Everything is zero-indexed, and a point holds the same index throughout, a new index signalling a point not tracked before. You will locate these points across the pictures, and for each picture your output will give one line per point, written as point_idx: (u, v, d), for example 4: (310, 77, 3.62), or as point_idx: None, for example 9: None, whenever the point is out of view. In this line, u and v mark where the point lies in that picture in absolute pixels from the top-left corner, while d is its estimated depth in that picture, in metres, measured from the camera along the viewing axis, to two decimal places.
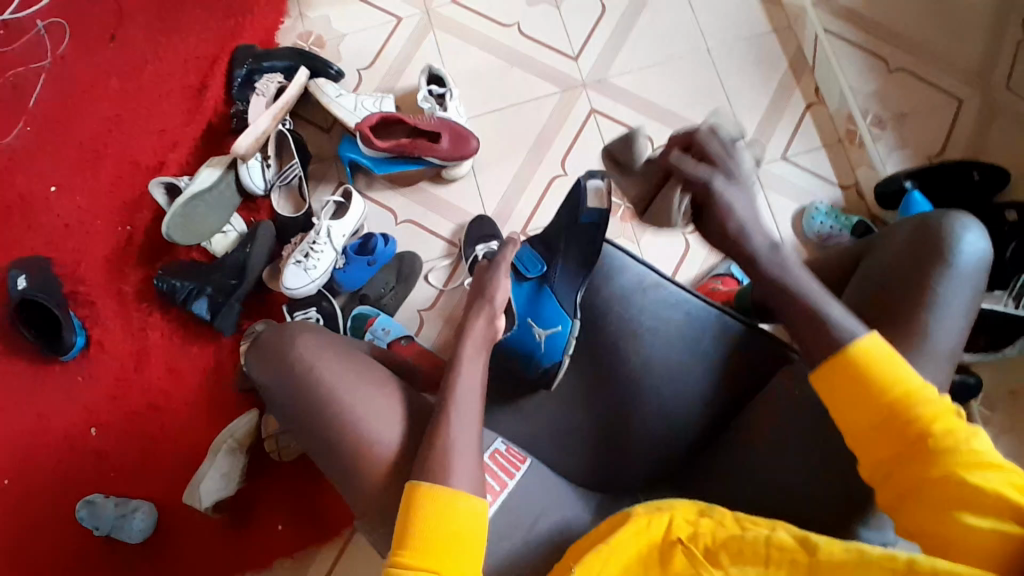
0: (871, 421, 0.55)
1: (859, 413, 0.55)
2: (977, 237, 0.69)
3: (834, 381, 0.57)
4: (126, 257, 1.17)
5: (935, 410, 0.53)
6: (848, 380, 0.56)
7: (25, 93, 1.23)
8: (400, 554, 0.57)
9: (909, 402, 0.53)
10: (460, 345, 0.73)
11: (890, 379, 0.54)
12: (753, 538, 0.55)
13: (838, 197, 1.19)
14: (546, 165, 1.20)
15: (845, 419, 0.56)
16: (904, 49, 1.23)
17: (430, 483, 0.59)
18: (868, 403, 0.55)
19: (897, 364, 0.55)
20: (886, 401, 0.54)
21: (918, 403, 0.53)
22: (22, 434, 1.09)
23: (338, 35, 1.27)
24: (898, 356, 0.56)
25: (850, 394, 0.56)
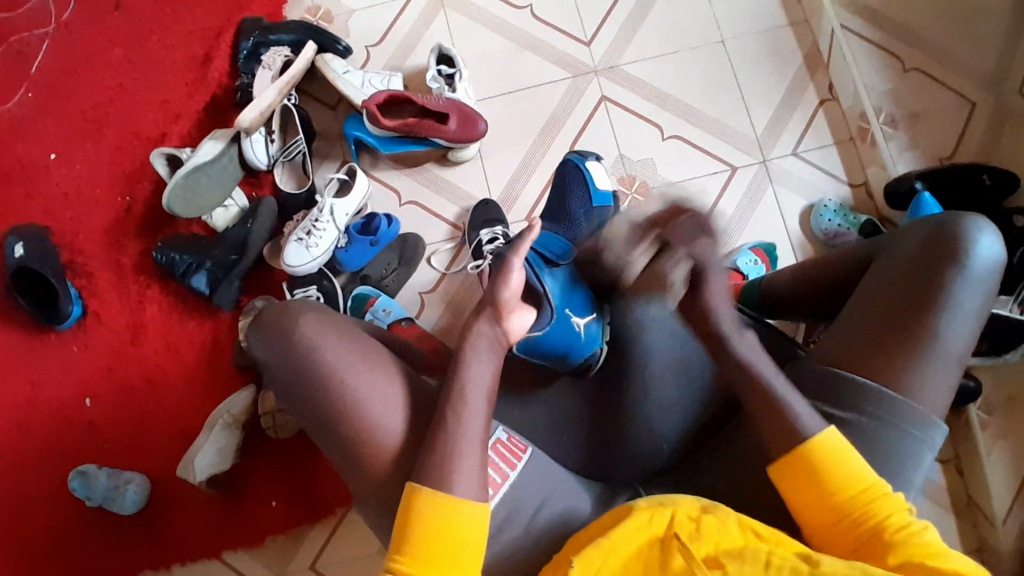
0: (828, 513, 0.60)
1: (818, 505, 0.61)
2: (990, 238, 0.69)
3: (791, 476, 0.62)
4: (127, 228, 1.15)
5: (889, 507, 0.59)
6: (807, 476, 0.61)
7: (27, 58, 1.21)
8: (398, 559, 0.60)
9: (865, 499, 0.59)
10: (462, 344, 0.70)
11: (846, 477, 0.60)
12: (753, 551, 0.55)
13: (846, 195, 1.18)
14: (553, 151, 1.18)
15: (804, 513, 0.62)
16: (922, 48, 1.20)
17: (433, 491, 0.61)
18: (826, 501, 0.60)
19: (851, 459, 0.61)
20: (843, 500, 0.60)
21: (874, 502, 0.59)
22: (16, 402, 1.09)
23: (347, 10, 1.25)
24: (851, 450, 0.61)
25: (807, 488, 0.61)
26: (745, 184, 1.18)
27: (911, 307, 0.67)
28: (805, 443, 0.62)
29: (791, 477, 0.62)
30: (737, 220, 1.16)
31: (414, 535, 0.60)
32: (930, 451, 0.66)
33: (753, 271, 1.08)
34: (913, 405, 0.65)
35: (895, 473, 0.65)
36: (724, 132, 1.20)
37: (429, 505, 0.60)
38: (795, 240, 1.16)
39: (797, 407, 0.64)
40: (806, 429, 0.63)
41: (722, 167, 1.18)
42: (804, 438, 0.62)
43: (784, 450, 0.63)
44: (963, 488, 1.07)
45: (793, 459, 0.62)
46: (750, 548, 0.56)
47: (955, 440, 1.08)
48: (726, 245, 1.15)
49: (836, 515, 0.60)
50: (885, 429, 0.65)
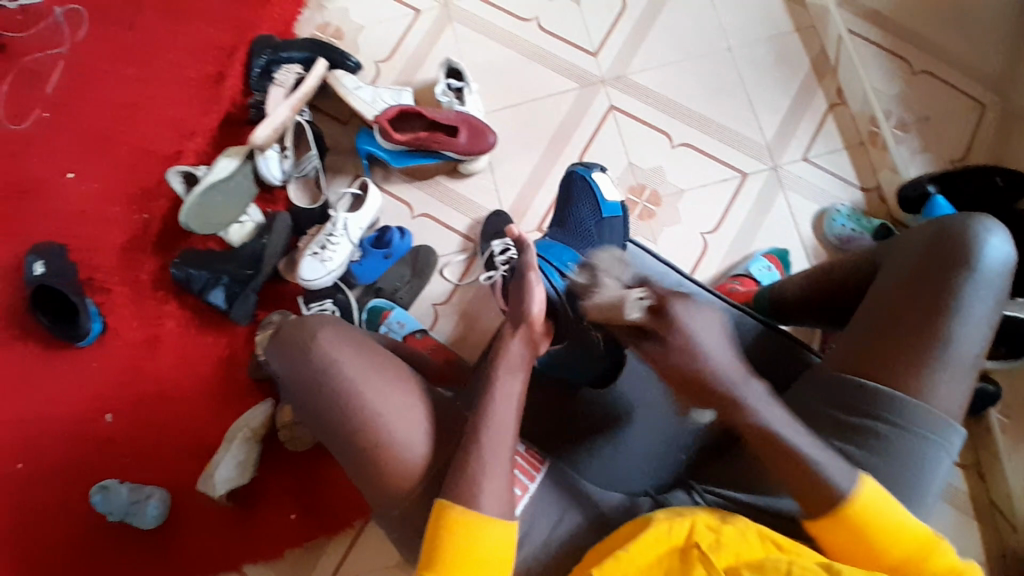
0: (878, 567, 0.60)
1: (867, 558, 0.60)
2: (1000, 240, 0.68)
3: (834, 534, 0.60)
4: (144, 245, 1.17)
5: (939, 553, 0.59)
6: (851, 535, 0.59)
7: (43, 78, 1.24)
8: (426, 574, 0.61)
9: (915, 548, 0.59)
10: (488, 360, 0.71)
11: (896, 531, 0.59)
12: (775, 559, 0.55)
13: (859, 199, 1.18)
14: (563, 161, 1.19)
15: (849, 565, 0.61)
16: (929, 52, 1.21)
17: (464, 507, 0.62)
18: (876, 556, 0.59)
19: (896, 510, 0.60)
20: (894, 553, 0.59)
21: (926, 552, 0.59)
22: (36, 418, 1.10)
23: (356, 27, 1.27)
24: (891, 500, 0.60)
25: (852, 545, 0.60)
26: (755, 190, 1.18)
27: (923, 312, 0.67)
28: (847, 505, 0.59)
29: (831, 534, 0.60)
30: (748, 226, 1.16)
31: (439, 558, 0.61)
32: (947, 455, 0.66)
33: (766, 277, 1.09)
34: (929, 410, 0.65)
35: (913, 479, 0.65)
36: (732, 139, 1.20)
37: (458, 520, 0.61)
38: (807, 245, 1.16)
39: (826, 468, 0.60)
40: (846, 489, 0.59)
41: (730, 175, 1.18)
42: (844, 498, 0.59)
43: (820, 511, 0.60)
44: (985, 493, 1.05)
45: (835, 519, 0.60)
46: (771, 558, 0.55)
47: (976, 445, 1.07)
48: (737, 252, 1.15)
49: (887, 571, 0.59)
50: (902, 435, 0.65)
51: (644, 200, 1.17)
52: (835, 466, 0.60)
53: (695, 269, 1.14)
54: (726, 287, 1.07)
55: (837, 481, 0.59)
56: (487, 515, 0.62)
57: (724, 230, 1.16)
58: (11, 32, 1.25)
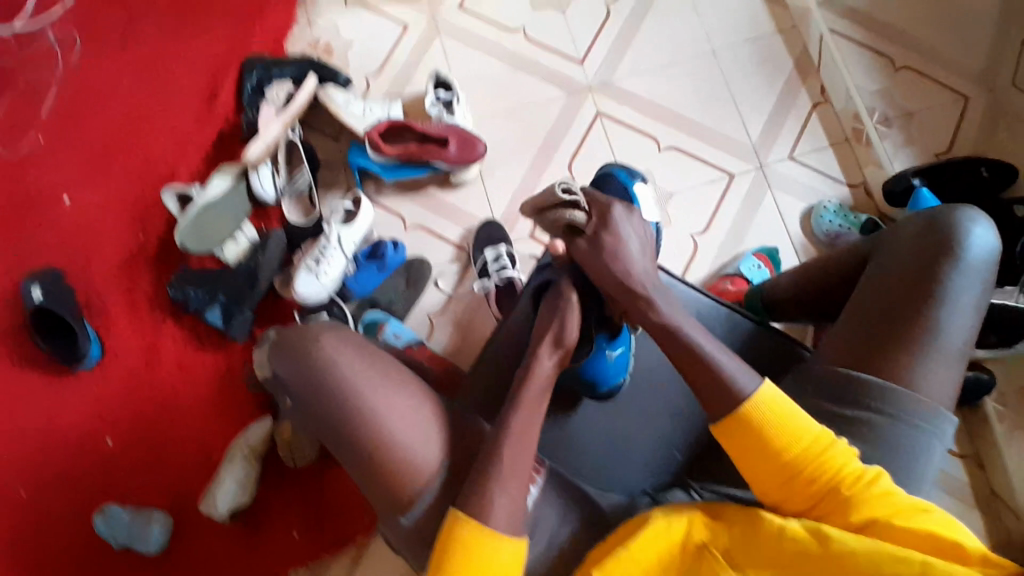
0: (778, 470, 0.61)
1: (769, 462, 0.61)
2: (984, 231, 0.70)
3: (735, 436, 0.63)
4: (140, 265, 1.18)
5: (843, 459, 0.60)
6: (753, 439, 0.62)
7: (35, 102, 1.25)
8: None
9: (820, 456, 0.60)
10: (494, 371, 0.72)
11: (794, 432, 0.61)
12: (770, 536, 0.58)
13: (847, 196, 1.19)
14: (553, 168, 1.20)
15: (752, 472, 0.62)
16: (912, 47, 1.22)
17: (473, 523, 0.62)
18: (773, 462, 0.61)
19: (799, 415, 0.62)
20: (793, 458, 0.60)
21: (834, 461, 0.60)
22: (35, 441, 1.10)
23: (345, 42, 1.28)
24: (793, 406, 0.62)
25: (753, 447, 0.62)
26: (744, 189, 1.19)
27: (912, 302, 0.68)
28: (745, 405, 0.62)
29: (735, 435, 0.63)
30: (738, 225, 1.18)
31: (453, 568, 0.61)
32: (940, 444, 0.67)
33: (757, 275, 1.10)
34: (921, 399, 0.66)
35: (909, 469, 0.66)
36: (719, 140, 1.21)
37: (467, 534, 0.62)
38: (797, 242, 1.17)
39: (731, 373, 0.65)
40: (746, 391, 0.63)
41: (719, 175, 1.20)
42: (745, 396, 0.63)
43: (723, 411, 0.64)
44: (986, 484, 1.05)
45: (736, 417, 0.63)
46: (761, 529, 0.59)
47: (972, 436, 1.08)
48: (729, 251, 1.17)
49: (786, 472, 0.61)
50: (894, 425, 0.66)
51: None
52: (740, 371, 0.65)
53: (686, 271, 1.15)
54: (718, 286, 1.08)
55: (738, 381, 0.64)
56: (493, 530, 0.62)
57: (715, 229, 1.17)
58: (3, 57, 1.27)
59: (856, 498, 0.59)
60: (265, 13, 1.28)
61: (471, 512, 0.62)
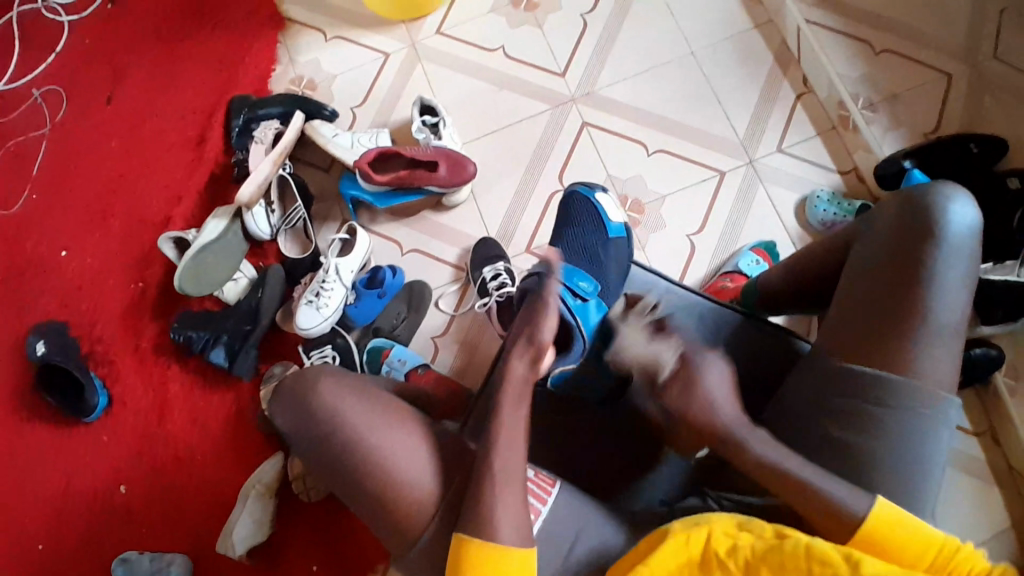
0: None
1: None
2: (963, 206, 0.69)
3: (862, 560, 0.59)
4: (142, 312, 1.18)
5: (971, 556, 0.57)
6: (880, 558, 0.58)
7: (29, 161, 1.26)
8: None
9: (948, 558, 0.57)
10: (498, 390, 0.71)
11: (920, 545, 0.57)
12: (792, 549, 0.55)
13: (838, 183, 1.19)
14: (544, 181, 1.21)
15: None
16: (890, 31, 1.23)
17: (480, 541, 0.61)
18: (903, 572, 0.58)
19: (919, 525, 0.58)
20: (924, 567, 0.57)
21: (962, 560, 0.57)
22: (52, 497, 1.11)
23: (328, 76, 1.30)
24: (915, 519, 0.58)
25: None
26: (735, 186, 1.19)
27: (897, 289, 0.67)
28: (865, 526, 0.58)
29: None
30: (733, 223, 1.17)
31: None
32: (947, 426, 0.66)
33: (756, 270, 1.09)
34: (918, 384, 0.65)
35: (920, 453, 0.65)
36: (706, 139, 1.22)
37: (475, 554, 0.61)
38: (793, 233, 1.17)
39: (840, 495, 0.60)
40: (860, 510, 0.59)
41: (709, 174, 1.20)
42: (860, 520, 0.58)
43: (842, 539, 0.59)
44: (1002, 459, 1.05)
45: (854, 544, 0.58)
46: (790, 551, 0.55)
47: (987, 411, 1.07)
48: (726, 249, 1.16)
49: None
50: (895, 414, 0.65)
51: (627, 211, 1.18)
52: (845, 493, 0.60)
53: (684, 275, 1.15)
54: (718, 284, 1.08)
55: (852, 505, 0.59)
56: (503, 546, 0.61)
57: (710, 229, 1.17)
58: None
59: None
60: (247, 53, 1.30)
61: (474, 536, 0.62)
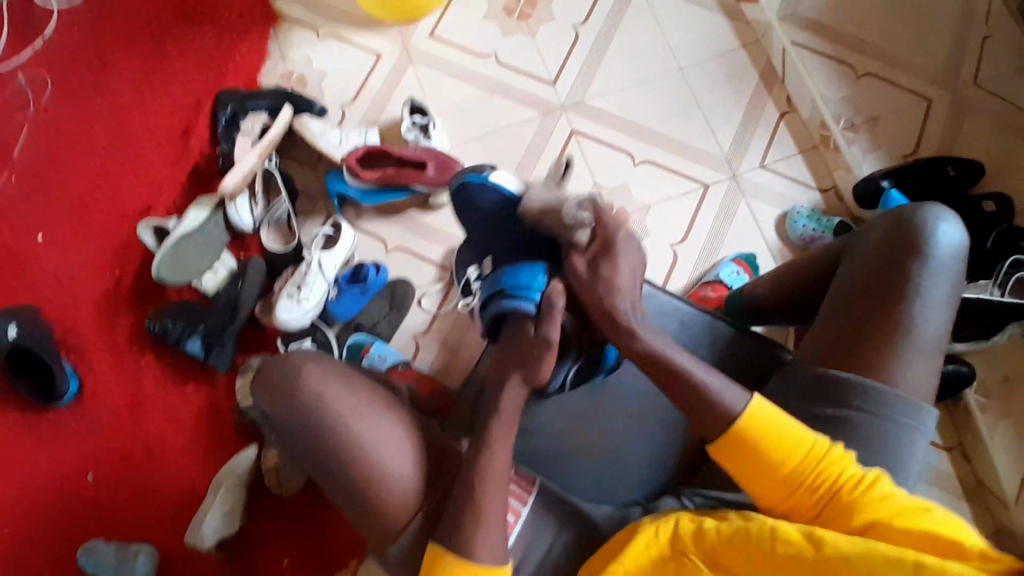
0: (775, 484, 0.61)
1: (767, 477, 0.62)
2: (951, 227, 0.71)
3: (730, 453, 0.63)
4: (118, 302, 1.16)
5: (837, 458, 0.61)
6: (746, 454, 0.62)
7: (10, 144, 1.25)
8: None
9: (818, 459, 0.61)
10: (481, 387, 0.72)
11: (790, 441, 0.61)
12: (759, 526, 0.58)
13: (818, 201, 1.22)
14: (531, 188, 1.22)
15: (752, 486, 0.63)
16: (872, 56, 1.27)
17: (457, 557, 0.61)
18: (767, 473, 0.61)
19: (786, 422, 0.62)
20: (786, 469, 0.61)
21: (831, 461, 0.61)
22: (13, 487, 1.07)
23: (320, 73, 1.30)
24: (784, 416, 0.63)
25: (748, 463, 0.62)
26: (719, 200, 1.21)
27: (885, 301, 0.69)
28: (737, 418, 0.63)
29: (728, 453, 0.63)
30: (715, 235, 1.19)
31: None
32: (923, 438, 0.68)
33: (737, 281, 1.11)
34: (900, 395, 0.66)
35: (896, 463, 0.66)
36: (692, 152, 1.24)
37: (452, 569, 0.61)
38: (775, 248, 1.19)
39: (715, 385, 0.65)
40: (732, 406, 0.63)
41: (695, 187, 1.21)
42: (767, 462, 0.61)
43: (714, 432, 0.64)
44: (971, 475, 1.07)
45: (727, 436, 0.63)
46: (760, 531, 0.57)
47: (956, 428, 1.09)
48: (709, 260, 1.18)
49: (786, 484, 0.61)
50: (876, 423, 0.66)
51: None
52: (723, 389, 0.65)
53: (667, 281, 1.17)
54: (699, 294, 1.09)
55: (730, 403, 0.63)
56: (480, 566, 0.61)
57: (693, 240, 1.19)
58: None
59: (858, 497, 0.58)
60: (239, 48, 1.30)
61: (452, 545, 0.62)
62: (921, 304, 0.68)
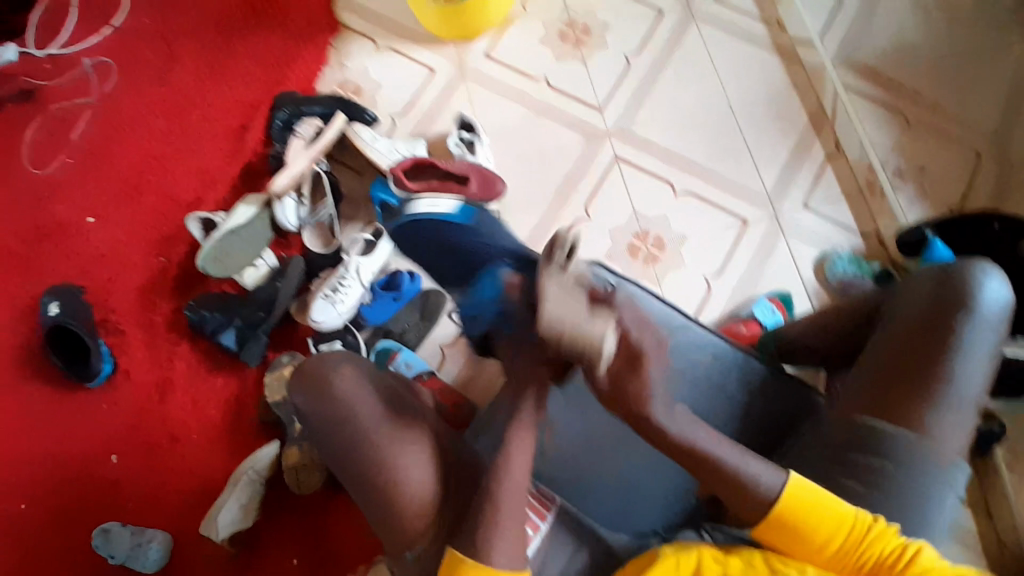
0: (823, 562, 0.61)
1: (808, 550, 0.62)
2: (998, 284, 0.70)
3: (770, 534, 0.63)
4: (159, 287, 1.20)
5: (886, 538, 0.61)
6: (789, 534, 0.62)
7: (71, 126, 1.31)
8: None
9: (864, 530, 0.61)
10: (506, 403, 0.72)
11: (832, 518, 0.61)
12: None
13: (858, 245, 1.20)
14: (570, 209, 1.23)
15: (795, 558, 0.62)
16: (924, 105, 1.26)
17: (476, 561, 0.61)
18: (815, 553, 0.61)
19: (827, 500, 0.62)
20: (834, 546, 0.61)
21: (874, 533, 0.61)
22: (42, 457, 1.11)
23: (375, 83, 1.33)
24: (821, 491, 0.62)
25: (792, 541, 0.62)
26: (757, 237, 1.20)
27: (924, 351, 0.68)
28: (777, 502, 0.62)
29: (772, 530, 0.63)
30: (751, 271, 1.18)
31: None
32: (955, 495, 0.66)
33: (771, 320, 1.10)
34: (934, 448, 0.65)
35: (924, 518, 0.65)
36: (732, 186, 1.24)
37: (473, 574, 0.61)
38: (811, 289, 1.18)
39: (753, 469, 0.64)
40: (770, 487, 0.63)
41: (733, 222, 1.21)
42: (773, 495, 0.62)
43: (754, 512, 0.63)
44: (998, 537, 1.04)
45: (772, 517, 0.62)
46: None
47: (986, 489, 1.07)
48: (742, 295, 1.17)
49: (834, 561, 0.61)
50: (908, 474, 0.65)
51: (649, 245, 1.20)
52: (760, 469, 0.64)
53: (700, 312, 1.16)
54: (732, 329, 1.08)
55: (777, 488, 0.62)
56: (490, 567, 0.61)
57: (727, 275, 1.18)
58: (42, 80, 1.34)
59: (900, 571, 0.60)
60: (298, 53, 1.34)
61: (472, 541, 0.62)
62: (962, 359, 0.67)
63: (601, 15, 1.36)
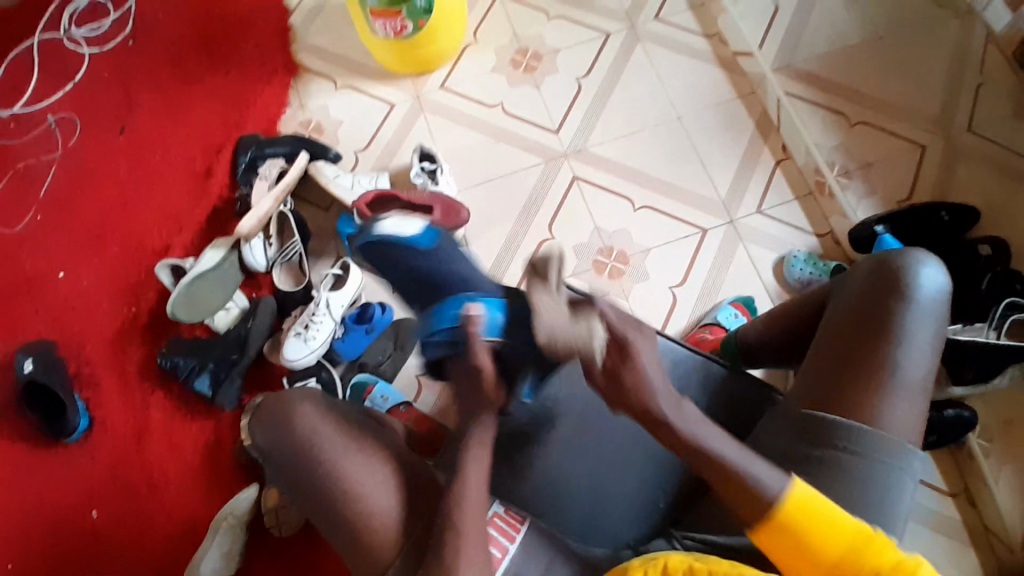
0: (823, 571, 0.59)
1: (806, 560, 0.60)
2: (936, 272, 0.73)
3: (769, 538, 0.61)
4: (132, 336, 1.20)
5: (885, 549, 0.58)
6: (788, 540, 0.60)
7: (36, 183, 1.32)
8: None
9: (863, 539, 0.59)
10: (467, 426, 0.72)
11: (830, 523, 0.59)
12: None
13: (815, 244, 1.24)
14: (535, 227, 1.26)
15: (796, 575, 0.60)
16: (865, 105, 1.31)
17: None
18: (812, 561, 0.59)
19: (826, 504, 0.60)
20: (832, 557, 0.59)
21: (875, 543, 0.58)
22: (20, 516, 1.10)
23: (335, 121, 1.36)
24: (822, 495, 0.61)
25: (793, 550, 0.60)
26: (716, 244, 1.24)
27: (868, 343, 0.70)
28: (776, 505, 0.60)
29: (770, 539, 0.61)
30: (715, 277, 1.22)
31: None
32: (911, 480, 0.68)
33: (735, 324, 1.13)
34: (886, 436, 0.67)
35: (885, 504, 0.66)
36: (689, 196, 1.27)
37: None
38: (771, 290, 1.21)
39: (758, 473, 0.62)
40: (775, 491, 0.61)
41: (692, 231, 1.24)
42: (775, 499, 0.60)
43: (758, 519, 0.61)
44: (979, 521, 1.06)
45: (773, 523, 0.60)
46: None
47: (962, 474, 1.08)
48: (707, 301, 1.20)
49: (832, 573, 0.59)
50: (862, 464, 0.67)
51: (613, 260, 1.23)
52: (767, 472, 0.62)
53: (667, 323, 1.19)
54: (697, 336, 1.11)
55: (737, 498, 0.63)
56: None
57: (690, 283, 1.21)
58: (7, 140, 1.36)
59: None
60: (258, 97, 1.37)
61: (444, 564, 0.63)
62: (903, 347, 0.69)
63: (551, 41, 1.41)
